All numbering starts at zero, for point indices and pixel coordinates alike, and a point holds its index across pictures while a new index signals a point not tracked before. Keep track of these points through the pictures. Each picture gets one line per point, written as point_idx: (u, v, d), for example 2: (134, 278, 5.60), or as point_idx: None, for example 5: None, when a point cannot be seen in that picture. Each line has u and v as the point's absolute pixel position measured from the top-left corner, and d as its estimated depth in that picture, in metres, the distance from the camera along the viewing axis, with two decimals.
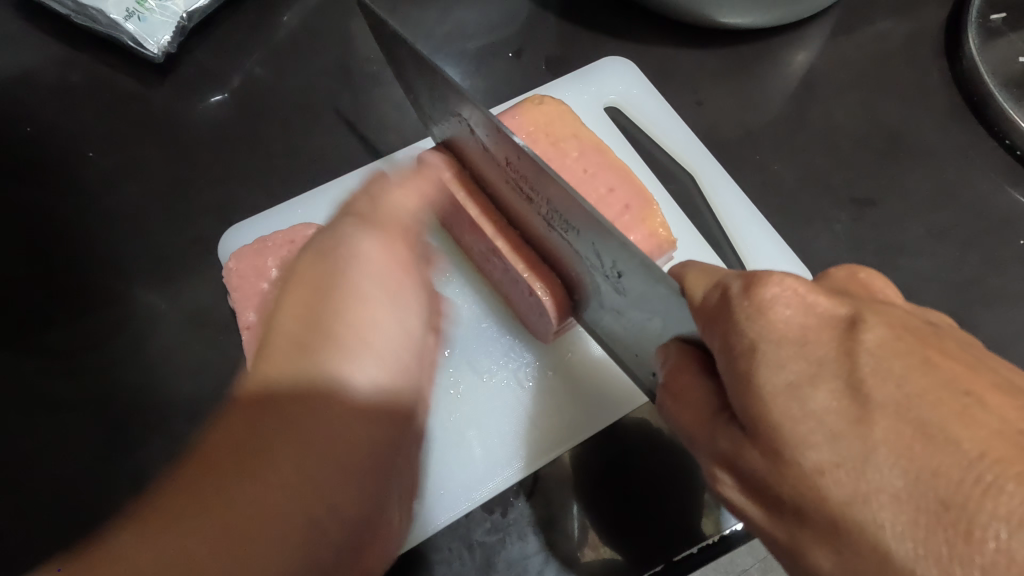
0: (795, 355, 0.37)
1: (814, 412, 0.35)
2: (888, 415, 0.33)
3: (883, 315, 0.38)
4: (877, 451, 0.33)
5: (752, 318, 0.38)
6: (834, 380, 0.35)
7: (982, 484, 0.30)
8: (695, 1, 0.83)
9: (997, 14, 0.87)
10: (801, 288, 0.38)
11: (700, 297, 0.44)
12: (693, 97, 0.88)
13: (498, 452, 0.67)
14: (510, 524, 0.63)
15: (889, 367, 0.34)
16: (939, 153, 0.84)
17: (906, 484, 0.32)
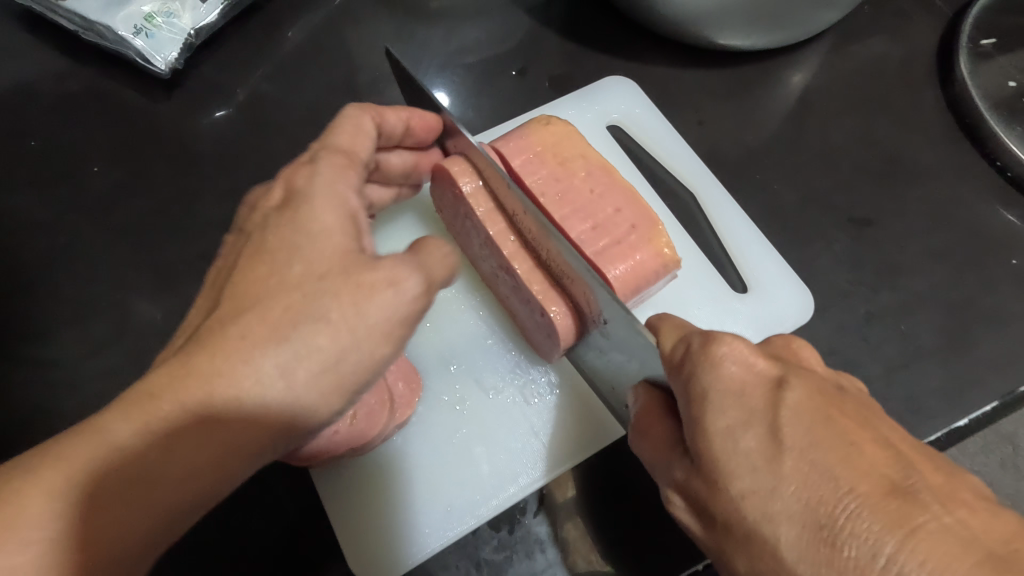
0: (733, 404, 0.43)
1: (741, 450, 0.42)
2: (795, 458, 0.40)
3: (804, 377, 0.44)
4: (782, 484, 0.40)
5: (704, 369, 0.44)
6: (761, 428, 0.42)
7: (847, 510, 0.38)
8: (697, 24, 0.85)
9: (986, 40, 0.92)
10: (746, 351, 0.44)
11: (669, 349, 0.48)
12: (694, 116, 0.90)
13: (506, 467, 0.66)
14: (517, 542, 0.62)
15: (804, 423, 0.41)
16: (934, 174, 0.86)
17: (798, 507, 0.40)
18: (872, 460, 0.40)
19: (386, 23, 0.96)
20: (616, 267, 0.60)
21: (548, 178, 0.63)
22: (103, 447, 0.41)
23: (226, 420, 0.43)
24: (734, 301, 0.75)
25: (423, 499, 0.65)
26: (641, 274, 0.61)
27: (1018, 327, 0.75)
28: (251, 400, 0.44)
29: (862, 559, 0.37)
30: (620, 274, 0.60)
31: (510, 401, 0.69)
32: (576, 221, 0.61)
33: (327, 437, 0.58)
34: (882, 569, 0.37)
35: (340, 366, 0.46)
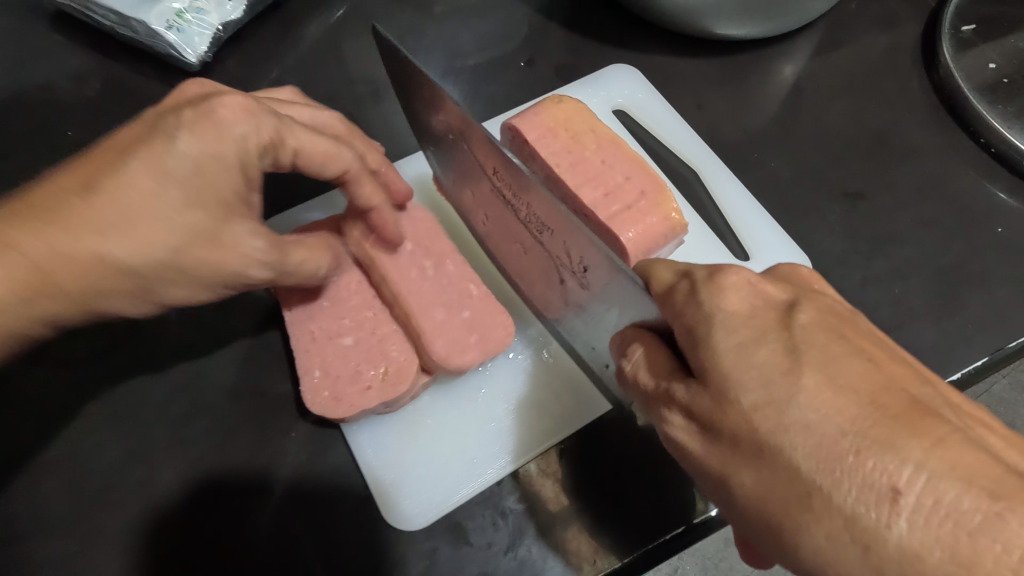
0: (743, 322, 0.44)
1: (755, 363, 0.42)
2: (815, 371, 0.41)
3: (815, 302, 0.46)
4: (797, 394, 0.40)
5: (711, 293, 0.46)
6: (775, 343, 0.43)
7: (864, 417, 0.39)
8: (695, 14, 0.90)
9: (966, 26, 0.97)
10: (753, 278, 0.46)
11: (668, 280, 0.50)
12: (694, 101, 0.95)
13: (527, 420, 0.71)
14: (540, 491, 0.67)
15: (817, 339, 0.42)
16: (921, 151, 0.91)
17: (815, 416, 0.40)
18: (887, 374, 0.41)
19: (399, 19, 1.02)
20: (627, 230, 0.64)
21: (561, 150, 0.68)
22: None
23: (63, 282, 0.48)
24: (736, 268, 0.80)
25: (451, 455, 0.70)
26: (650, 236, 0.65)
27: (1004, 289, 0.80)
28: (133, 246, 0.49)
29: (888, 465, 0.37)
30: (631, 237, 0.64)
31: (528, 361, 0.75)
32: (588, 188, 0.66)
33: (360, 394, 0.63)
34: (909, 475, 0.36)
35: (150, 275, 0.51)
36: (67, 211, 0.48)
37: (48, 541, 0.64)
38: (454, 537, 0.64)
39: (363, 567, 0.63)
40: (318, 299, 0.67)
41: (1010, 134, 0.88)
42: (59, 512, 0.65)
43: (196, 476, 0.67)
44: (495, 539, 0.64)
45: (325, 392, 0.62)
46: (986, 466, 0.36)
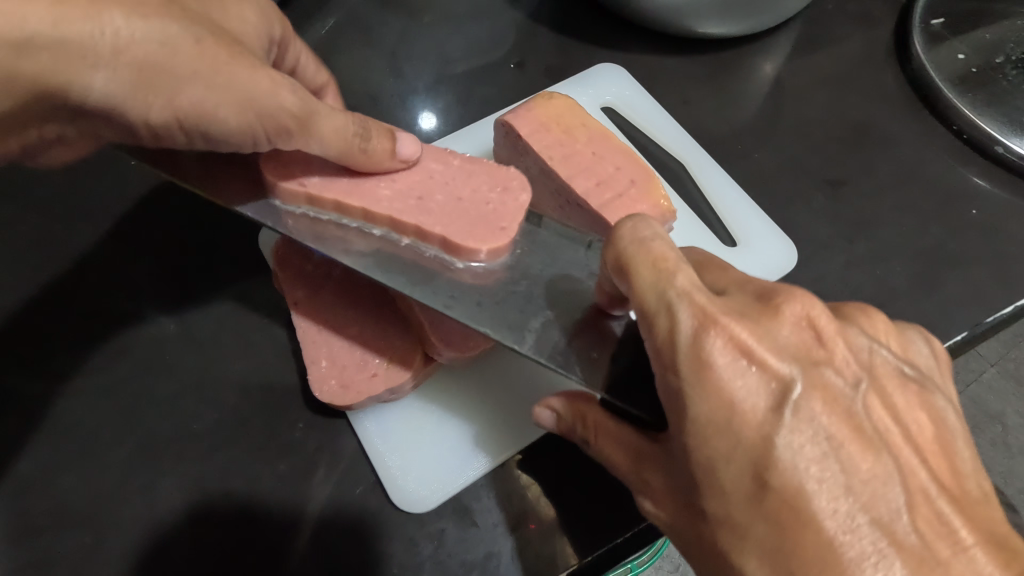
0: (720, 390, 0.42)
1: (723, 482, 0.42)
2: (781, 498, 0.40)
3: (812, 385, 0.42)
4: (761, 520, 0.41)
5: (690, 380, 0.42)
6: (744, 461, 0.41)
7: (833, 559, 0.39)
8: (678, 13, 0.94)
9: (936, 20, 1.01)
10: (740, 338, 0.42)
11: (646, 298, 0.46)
12: (679, 97, 0.99)
13: (528, 407, 0.73)
14: (542, 472, 0.69)
15: (802, 452, 0.40)
16: (897, 139, 0.95)
17: (774, 544, 0.40)
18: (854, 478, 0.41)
19: (393, 25, 1.05)
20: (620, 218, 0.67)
21: (553, 144, 0.70)
22: None
23: None
24: (725, 254, 0.83)
25: (450, 446, 0.72)
26: None
27: (980, 268, 0.83)
28: None
29: None
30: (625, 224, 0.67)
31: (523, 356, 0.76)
32: (581, 179, 0.69)
33: (367, 381, 0.65)
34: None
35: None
36: None
37: (59, 536, 0.65)
38: (460, 518, 0.67)
39: (372, 548, 0.65)
40: (322, 292, 0.69)
41: (982, 122, 0.91)
42: (71, 508, 0.66)
43: (206, 468, 0.68)
44: (500, 519, 0.66)
45: (331, 380, 0.64)
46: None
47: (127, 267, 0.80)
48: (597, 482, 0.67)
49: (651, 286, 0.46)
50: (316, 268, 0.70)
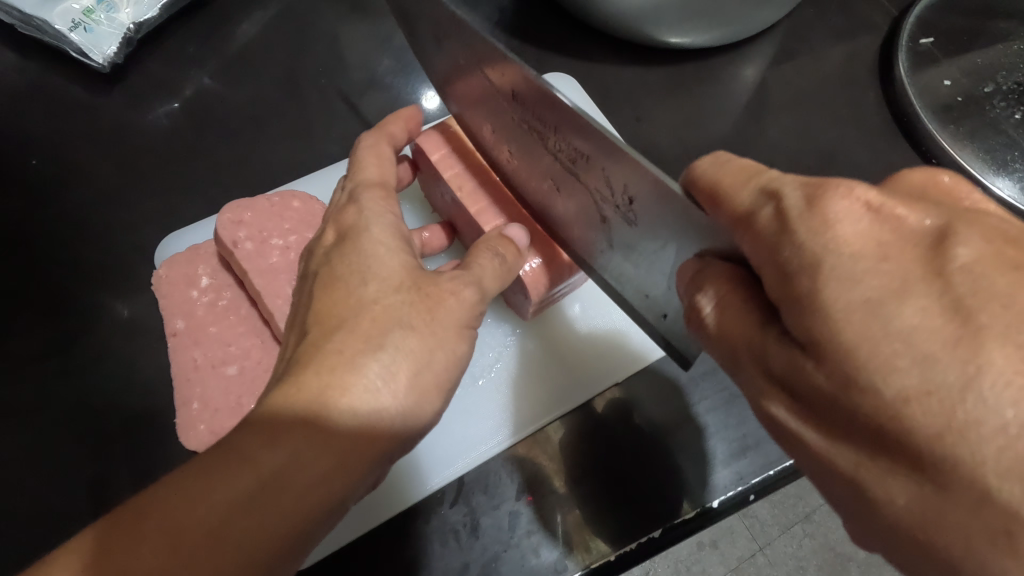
0: (873, 270, 0.35)
1: (898, 331, 0.33)
2: (997, 338, 0.31)
3: (976, 225, 0.35)
4: (979, 377, 0.31)
5: (814, 231, 0.36)
6: (927, 299, 0.33)
7: (1001, 422, 0.30)
8: (636, 22, 0.86)
9: (925, 39, 0.92)
10: (871, 198, 0.36)
11: (746, 207, 0.41)
12: (633, 114, 0.92)
13: (425, 460, 0.68)
14: (433, 531, 0.64)
15: (989, 285, 0.32)
16: (871, 172, 0.88)
17: (1016, 413, 0.30)
18: (843, 221, 0.36)
19: (334, 19, 0.97)
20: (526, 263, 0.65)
21: (464, 174, 0.68)
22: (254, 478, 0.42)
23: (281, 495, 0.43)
24: None
25: None
26: (549, 269, 0.66)
27: None
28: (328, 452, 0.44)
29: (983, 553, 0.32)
30: (537, 266, 0.65)
31: None
32: (493, 213, 0.67)
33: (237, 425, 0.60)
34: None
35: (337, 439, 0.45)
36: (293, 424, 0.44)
37: None
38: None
39: None
40: (203, 324, 0.64)
41: (960, 155, 0.83)
42: None
43: None
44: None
45: (200, 425, 0.60)
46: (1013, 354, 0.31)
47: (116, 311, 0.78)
48: (489, 547, 0.63)
49: (756, 183, 0.41)
50: (201, 297, 0.66)
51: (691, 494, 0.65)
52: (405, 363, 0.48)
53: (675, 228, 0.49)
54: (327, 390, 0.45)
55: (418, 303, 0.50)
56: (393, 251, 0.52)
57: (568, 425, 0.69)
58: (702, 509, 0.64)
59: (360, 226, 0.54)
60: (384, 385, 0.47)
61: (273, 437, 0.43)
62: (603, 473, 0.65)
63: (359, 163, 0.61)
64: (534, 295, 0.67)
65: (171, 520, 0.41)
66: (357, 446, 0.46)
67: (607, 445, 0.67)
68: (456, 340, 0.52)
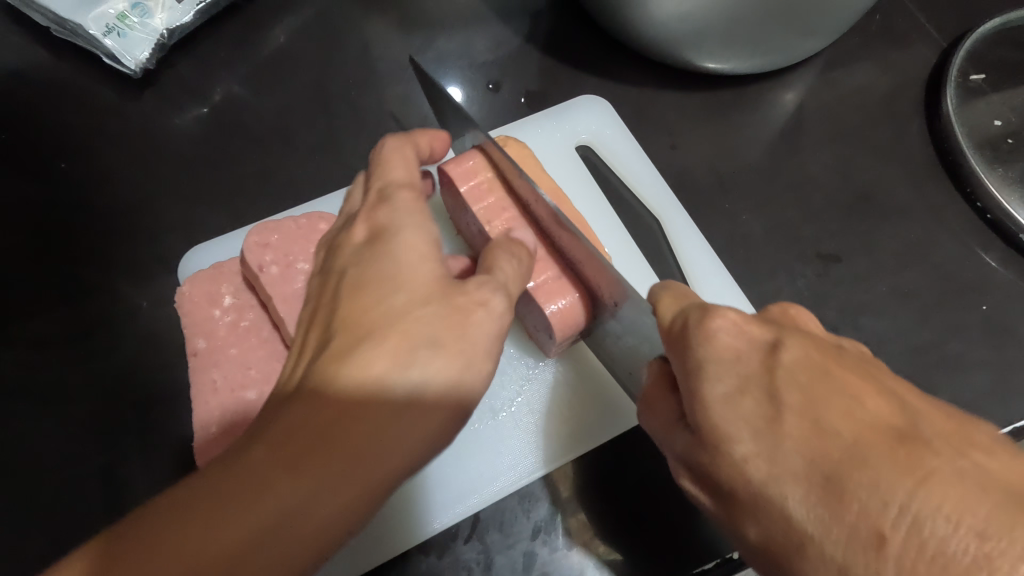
0: (728, 370, 0.44)
1: (742, 415, 0.42)
2: (796, 417, 0.40)
3: (800, 338, 0.44)
4: (784, 443, 0.40)
5: (701, 342, 0.45)
6: (758, 391, 0.42)
7: (794, 472, 0.39)
8: (675, 46, 0.83)
9: (976, 75, 0.89)
10: (739, 319, 0.45)
11: (670, 320, 0.49)
12: (668, 140, 0.90)
13: (440, 498, 0.66)
14: (445, 567, 0.63)
15: (800, 382, 0.41)
16: (911, 213, 0.85)
17: (804, 465, 0.39)
18: (721, 335, 0.44)
19: (367, 28, 0.96)
20: (554, 302, 0.64)
21: (495, 205, 0.67)
22: (262, 498, 0.41)
23: (289, 516, 0.42)
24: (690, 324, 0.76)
25: None
26: (574, 312, 0.64)
27: (981, 376, 0.76)
28: (338, 478, 0.43)
29: None
30: (563, 306, 0.64)
31: None
32: None
33: None
34: (892, 517, 0.35)
35: (349, 460, 0.43)
36: (301, 444, 0.43)
37: None
38: None
39: None
40: (225, 345, 0.64)
41: (1007, 201, 0.81)
42: None
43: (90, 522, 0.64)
44: None
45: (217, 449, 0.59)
46: (806, 427, 0.40)
47: (132, 325, 0.78)
48: None
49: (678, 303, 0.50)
50: (224, 317, 0.65)
51: (713, 544, 0.64)
52: (427, 381, 0.46)
53: (647, 334, 0.59)
54: (341, 408, 0.44)
55: (447, 315, 0.48)
56: (421, 259, 0.50)
57: (583, 467, 0.68)
58: (723, 560, 0.63)
59: (390, 230, 0.52)
60: (401, 404, 0.45)
61: (281, 458, 0.42)
62: (621, 519, 0.65)
63: (386, 163, 0.59)
64: (557, 336, 0.66)
65: (178, 555, 0.40)
66: (371, 477, 0.44)
67: (619, 486, 0.66)
68: (483, 361, 0.49)
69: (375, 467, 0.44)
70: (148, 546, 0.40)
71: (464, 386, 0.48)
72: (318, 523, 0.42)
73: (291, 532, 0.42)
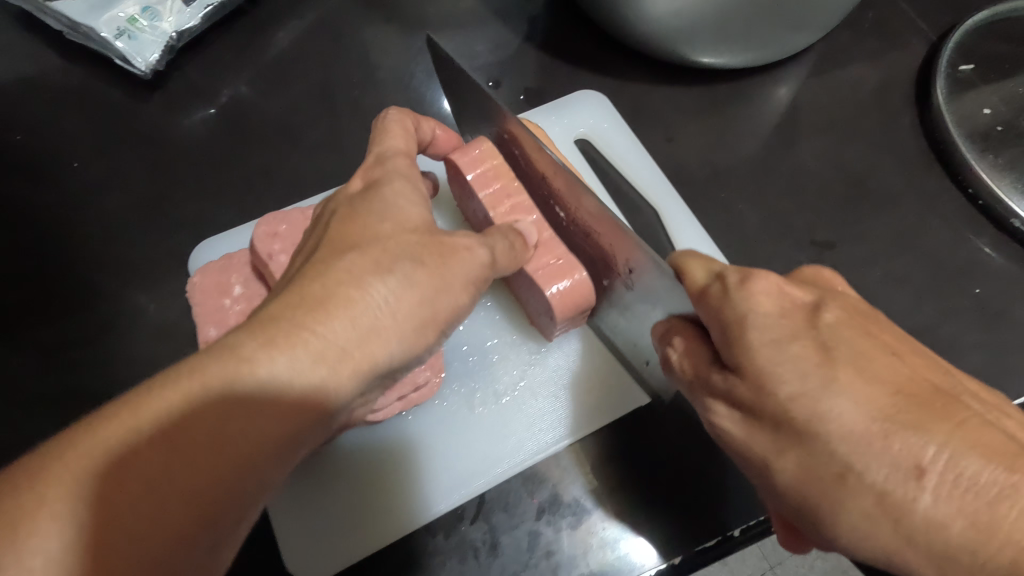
0: (774, 322, 0.45)
1: (789, 362, 0.44)
2: (848, 368, 0.43)
3: (839, 302, 0.47)
4: (833, 387, 0.42)
5: (738, 297, 0.46)
6: (807, 341, 0.44)
7: (839, 415, 0.42)
8: (670, 42, 0.86)
9: (965, 66, 0.91)
10: (781, 282, 0.47)
11: (701, 282, 0.50)
12: (664, 134, 0.92)
13: (447, 480, 0.68)
14: (452, 548, 0.64)
15: (848, 339, 0.44)
16: (903, 201, 0.87)
17: (855, 407, 0.42)
18: (762, 292, 0.46)
19: (369, 30, 0.99)
20: (555, 285, 0.66)
21: (501, 192, 0.69)
22: (246, 383, 0.42)
23: (275, 403, 0.43)
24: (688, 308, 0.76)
25: (366, 499, 0.68)
26: (574, 291, 0.66)
27: (975, 358, 0.77)
28: (325, 370, 0.44)
29: None
30: (561, 289, 0.66)
31: (457, 406, 0.71)
32: None
33: None
34: (934, 454, 0.39)
35: (334, 351, 0.45)
36: (287, 332, 0.44)
37: None
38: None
39: None
40: None
41: (998, 187, 0.83)
42: None
43: None
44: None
45: None
46: (853, 370, 0.43)
47: (143, 318, 0.80)
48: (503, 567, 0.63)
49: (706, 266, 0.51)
50: (234, 306, 0.67)
51: (714, 522, 0.65)
52: (406, 293, 0.49)
53: (662, 298, 0.59)
54: (326, 303, 0.46)
55: (430, 246, 0.52)
56: (412, 204, 0.55)
57: (587, 448, 0.69)
58: (723, 537, 0.64)
59: (384, 179, 0.56)
60: (384, 309, 0.48)
61: (265, 345, 0.43)
62: (628, 497, 0.66)
63: (384, 130, 0.61)
64: (555, 318, 0.67)
65: (158, 428, 0.40)
66: (353, 358, 0.46)
67: (623, 465, 0.68)
68: (460, 291, 0.54)
69: (359, 362, 0.46)
70: (129, 413, 0.40)
71: (442, 310, 0.52)
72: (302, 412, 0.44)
73: (278, 417, 0.43)
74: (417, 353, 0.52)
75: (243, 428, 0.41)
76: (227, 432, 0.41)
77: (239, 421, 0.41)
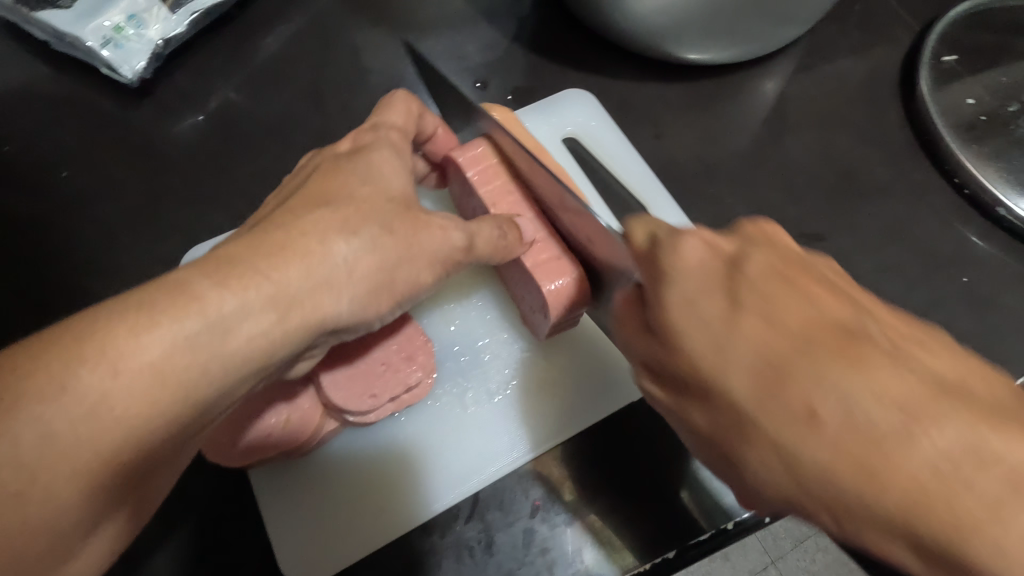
0: (689, 277, 0.46)
1: (702, 317, 0.44)
2: (753, 316, 0.42)
3: (765, 249, 0.47)
4: (735, 337, 0.42)
5: (666, 254, 0.47)
6: (719, 295, 0.44)
7: (740, 360, 0.42)
8: (656, 39, 0.86)
9: (949, 57, 0.91)
10: (709, 237, 0.47)
11: (632, 236, 0.51)
12: (652, 130, 0.92)
13: (440, 479, 0.68)
14: (448, 547, 0.65)
15: (763, 285, 0.44)
16: (891, 192, 0.88)
17: (753, 351, 0.42)
18: (686, 247, 0.46)
19: (356, 33, 0.99)
20: (552, 282, 0.66)
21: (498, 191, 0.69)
22: (198, 317, 0.42)
23: (227, 341, 0.43)
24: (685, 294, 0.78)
25: (359, 499, 0.68)
26: (572, 293, 0.66)
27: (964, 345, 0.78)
28: (280, 316, 0.46)
29: None
30: (560, 287, 0.66)
31: (449, 407, 0.72)
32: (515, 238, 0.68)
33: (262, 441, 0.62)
34: (830, 397, 0.38)
35: (289, 298, 0.47)
36: (246, 271, 0.45)
37: None
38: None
39: None
40: None
41: (984, 176, 0.83)
42: None
43: None
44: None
45: (224, 440, 0.61)
46: (760, 314, 0.42)
47: None
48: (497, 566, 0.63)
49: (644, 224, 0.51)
50: None
51: (708, 514, 0.65)
52: (370, 254, 0.52)
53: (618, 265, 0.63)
54: (287, 251, 0.47)
55: (403, 215, 0.55)
56: (397, 175, 0.59)
57: (581, 446, 0.69)
58: (718, 530, 0.64)
59: (373, 146, 0.60)
60: (349, 266, 0.50)
61: (221, 281, 0.44)
62: (622, 492, 0.66)
63: (389, 104, 0.65)
64: (553, 318, 0.68)
65: (99, 347, 0.39)
66: (305, 309, 0.47)
67: (617, 461, 0.68)
68: (425, 263, 0.57)
69: (315, 313, 0.49)
70: (72, 330, 0.39)
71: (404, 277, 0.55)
72: (254, 354, 0.45)
73: (227, 356, 0.43)
74: (371, 311, 0.55)
75: (194, 363, 0.42)
76: (177, 361, 0.41)
77: (189, 355, 0.42)
